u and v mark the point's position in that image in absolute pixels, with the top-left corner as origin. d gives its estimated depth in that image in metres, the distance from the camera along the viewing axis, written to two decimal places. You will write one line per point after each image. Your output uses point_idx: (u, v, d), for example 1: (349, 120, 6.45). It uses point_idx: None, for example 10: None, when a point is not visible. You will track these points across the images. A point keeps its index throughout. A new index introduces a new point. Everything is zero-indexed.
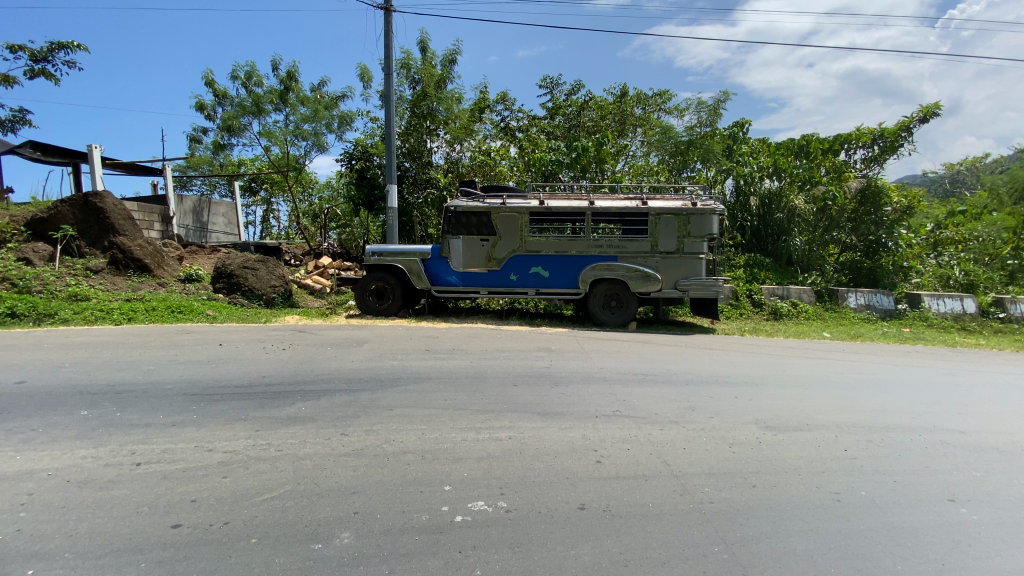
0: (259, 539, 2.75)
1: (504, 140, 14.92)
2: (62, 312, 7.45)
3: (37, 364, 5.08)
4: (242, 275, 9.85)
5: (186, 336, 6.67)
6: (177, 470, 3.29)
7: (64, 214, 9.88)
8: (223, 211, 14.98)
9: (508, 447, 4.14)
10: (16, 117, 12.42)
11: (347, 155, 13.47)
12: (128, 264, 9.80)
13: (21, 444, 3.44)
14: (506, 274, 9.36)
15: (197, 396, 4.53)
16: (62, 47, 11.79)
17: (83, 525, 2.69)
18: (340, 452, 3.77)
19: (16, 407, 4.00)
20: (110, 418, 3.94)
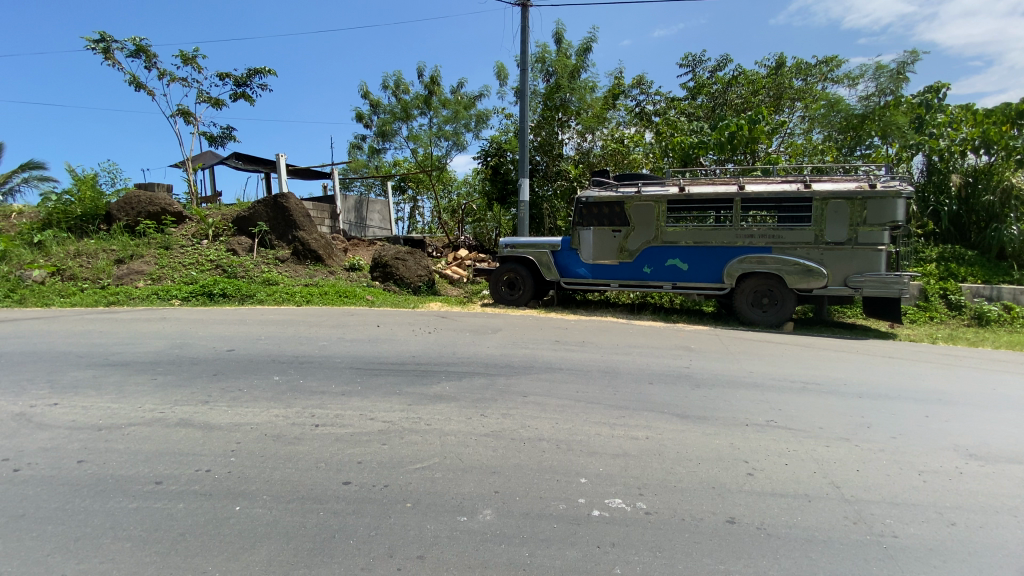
0: (413, 504, 2.98)
1: (640, 126, 14.33)
2: (258, 294, 8.96)
3: (242, 335, 6.16)
4: (394, 265, 10.86)
5: (350, 317, 7.57)
6: (346, 434, 3.73)
7: (260, 213, 11.84)
8: (377, 208, 16.70)
9: (646, 447, 3.95)
10: (225, 134, 15.20)
11: (483, 152, 14.05)
12: (307, 255, 11.45)
13: (233, 400, 4.18)
14: (640, 266, 8.97)
15: (360, 370, 5.10)
16: (257, 73, 14.06)
17: (277, 473, 3.16)
18: (481, 432, 3.94)
19: (229, 369, 4.89)
20: (295, 383, 4.61)
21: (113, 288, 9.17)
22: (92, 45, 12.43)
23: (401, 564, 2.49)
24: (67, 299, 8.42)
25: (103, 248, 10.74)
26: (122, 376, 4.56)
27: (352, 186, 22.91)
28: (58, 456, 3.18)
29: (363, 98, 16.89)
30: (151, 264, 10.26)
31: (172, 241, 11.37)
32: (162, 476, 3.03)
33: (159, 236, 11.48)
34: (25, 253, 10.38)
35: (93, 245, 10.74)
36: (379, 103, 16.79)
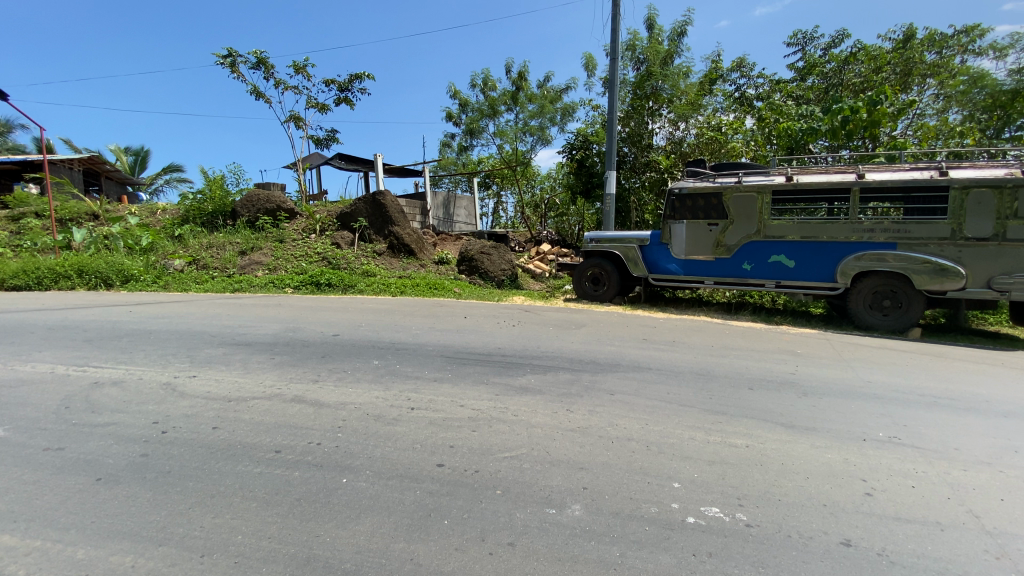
0: (502, 492, 3.03)
1: (739, 112, 13.42)
2: (358, 285, 9.63)
3: (344, 322, 6.65)
4: (480, 259, 11.12)
5: (439, 308, 7.87)
6: (439, 419, 3.88)
7: (359, 210, 12.68)
8: (464, 204, 17.19)
9: (745, 455, 3.70)
10: (329, 136, 16.43)
11: (568, 145, 13.91)
12: (400, 249, 12.11)
13: (338, 380, 4.52)
14: (737, 262, 8.42)
15: (450, 358, 5.29)
16: (357, 77, 15.01)
17: (378, 451, 3.37)
18: (569, 427, 3.91)
19: (334, 352, 5.29)
20: (392, 368, 4.89)
21: (237, 276, 10.30)
22: (222, 60, 13.96)
23: (493, 549, 2.53)
24: (200, 286, 9.60)
25: (229, 241, 12.09)
26: (246, 355, 5.10)
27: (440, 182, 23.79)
28: (197, 422, 3.62)
29: (453, 97, 17.43)
30: (267, 256, 11.39)
31: (285, 235, 12.53)
32: (279, 446, 3.34)
33: (274, 230, 12.71)
34: (169, 245, 11.95)
35: (220, 239, 12.14)
36: (467, 101, 17.24)
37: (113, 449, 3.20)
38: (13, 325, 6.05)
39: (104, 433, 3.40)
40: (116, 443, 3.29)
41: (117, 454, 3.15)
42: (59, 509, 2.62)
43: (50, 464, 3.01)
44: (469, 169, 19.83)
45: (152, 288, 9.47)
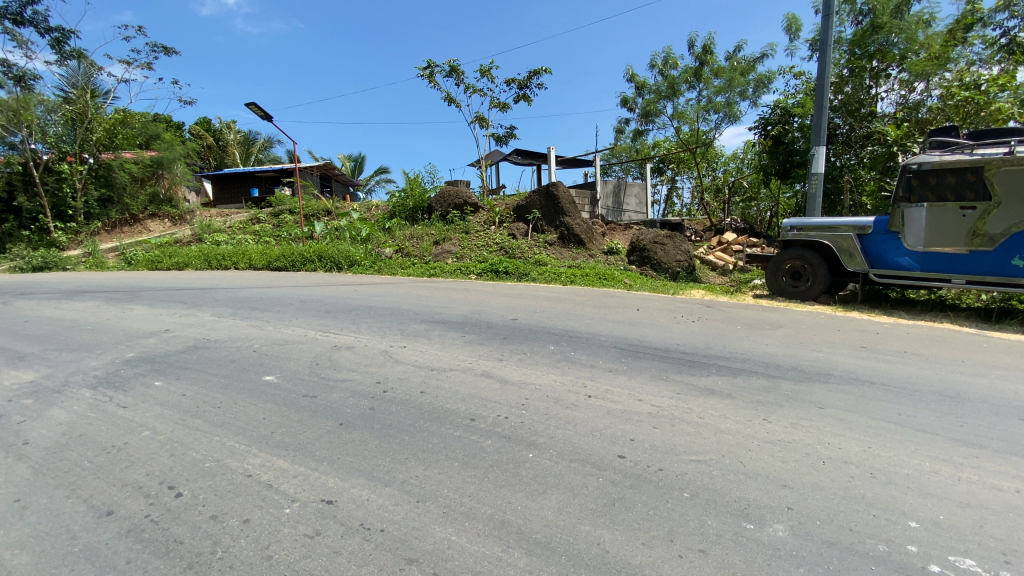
0: (690, 496, 2.85)
1: (1010, 61, 10.43)
2: (532, 273, 10.07)
3: (523, 307, 7.02)
4: (653, 249, 10.69)
5: (612, 299, 7.80)
6: (619, 410, 3.83)
7: (534, 201, 13.24)
8: (635, 192, 16.69)
9: (1018, 504, 2.86)
10: (508, 133, 17.43)
11: (762, 122, 12.46)
12: (571, 239, 12.35)
13: (520, 361, 4.79)
14: (1002, 257, 6.66)
15: (626, 350, 5.20)
16: (535, 73, 15.57)
17: (560, 433, 3.47)
18: (765, 438, 3.51)
19: (516, 336, 5.62)
20: (570, 355, 5.00)
21: (432, 263, 11.65)
22: (422, 71, 15.79)
23: (682, 551, 2.40)
24: (404, 270, 11.11)
25: (425, 232, 13.72)
26: (443, 332, 5.73)
27: (611, 170, 23.47)
28: (408, 386, 4.19)
29: (630, 81, 16.95)
30: (455, 245, 12.64)
31: (469, 227, 13.73)
32: (473, 416, 3.67)
33: (461, 223, 14.03)
34: (380, 236, 13.96)
35: (418, 230, 13.83)
36: (645, 83, 16.59)
37: (349, 402, 3.88)
38: (281, 297, 7.79)
39: (343, 387, 4.16)
40: (350, 396, 3.98)
41: (352, 406, 3.81)
42: (315, 444, 3.27)
43: (307, 408, 3.78)
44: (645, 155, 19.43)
45: (369, 272, 11.27)
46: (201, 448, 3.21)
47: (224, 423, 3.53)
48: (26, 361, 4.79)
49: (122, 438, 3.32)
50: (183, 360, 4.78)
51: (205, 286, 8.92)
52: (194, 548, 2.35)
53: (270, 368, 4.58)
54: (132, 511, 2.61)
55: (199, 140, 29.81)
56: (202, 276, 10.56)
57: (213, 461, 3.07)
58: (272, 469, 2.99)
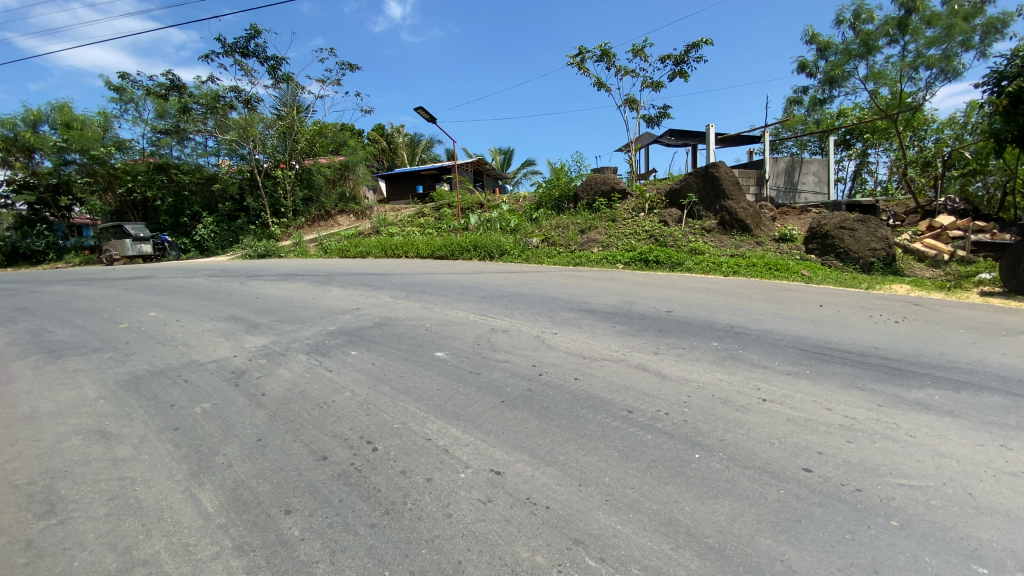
0: (900, 525, 2.41)
1: None
2: (687, 263, 9.48)
3: (679, 299, 6.64)
4: (839, 236, 9.33)
5: (785, 293, 6.97)
6: (801, 418, 3.41)
7: (690, 184, 12.51)
8: (814, 169, 14.62)
9: None
10: (660, 114, 16.57)
11: (995, 75, 9.84)
12: (733, 225, 11.40)
13: (680, 356, 4.55)
14: None
15: (807, 351, 4.60)
16: (693, 46, 14.50)
17: (730, 436, 3.21)
18: (1006, 469, 2.82)
19: (672, 328, 5.34)
20: (735, 352, 4.60)
21: (579, 251, 11.69)
22: (573, 59, 15.79)
23: None
24: (552, 259, 11.35)
25: (572, 222, 13.79)
26: (594, 320, 5.71)
27: (783, 147, 21.20)
28: (562, 371, 4.28)
29: (809, 43, 14.85)
30: (603, 234, 12.47)
31: (617, 215, 13.44)
32: (631, 408, 3.59)
33: (608, 211, 13.81)
34: (528, 226, 14.43)
35: (565, 220, 13.95)
36: (830, 44, 14.38)
37: (509, 381, 4.09)
38: (446, 282, 8.57)
39: (503, 367, 4.40)
40: (511, 376, 4.20)
41: (512, 385, 4.01)
42: (482, 417, 3.51)
43: (473, 384, 4.08)
44: (828, 127, 17.19)
45: (518, 261, 11.74)
46: (389, 411, 3.68)
47: (406, 391, 3.99)
48: (259, 329, 6.00)
49: (329, 396, 3.96)
50: (370, 334, 5.52)
51: (383, 272, 10.18)
52: (389, 496, 2.71)
53: (440, 346, 5.05)
54: (341, 458, 3.10)
55: (375, 145, 34.01)
56: (380, 263, 12.10)
57: (399, 423, 3.49)
58: (447, 436, 3.29)
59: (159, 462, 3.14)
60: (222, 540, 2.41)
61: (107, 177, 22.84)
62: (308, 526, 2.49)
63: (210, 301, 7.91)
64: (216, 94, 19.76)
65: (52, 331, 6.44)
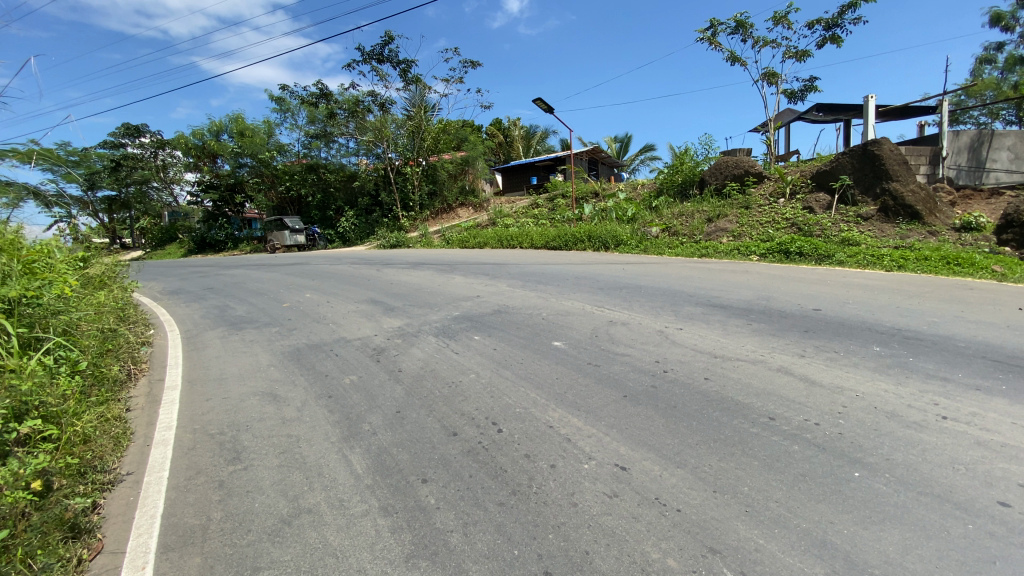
0: None
1: None
2: (837, 255, 8.38)
3: (826, 296, 5.89)
4: None
5: (969, 292, 5.82)
6: (996, 442, 2.83)
7: (844, 165, 11.14)
8: (1010, 142, 11.97)
9: None
10: (805, 87, 14.77)
11: None
12: (899, 212, 9.81)
13: (831, 360, 4.03)
14: None
15: (1002, 364, 3.79)
16: (850, 6, 12.64)
17: (898, 455, 2.76)
18: None
19: (820, 328, 4.76)
20: (903, 360, 3.95)
21: (705, 242, 10.95)
22: (703, 35, 14.72)
23: None
24: (674, 250, 10.79)
25: (698, 209, 12.95)
26: (724, 317, 5.31)
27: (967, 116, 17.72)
28: (690, 369, 4.04)
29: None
30: (733, 223, 11.53)
31: (751, 202, 12.35)
32: (773, 414, 3.27)
33: (741, 197, 12.75)
34: (647, 215, 13.86)
35: (689, 208, 13.14)
36: None
37: (632, 375, 3.97)
38: (562, 273, 8.60)
39: (626, 361, 4.28)
40: (633, 371, 4.07)
41: (634, 380, 3.90)
42: (606, 410, 3.46)
43: (593, 375, 4.03)
44: None
45: (635, 251, 11.35)
46: (512, 395, 3.78)
47: (528, 378, 4.07)
48: (394, 312, 6.54)
49: (457, 377, 4.19)
50: (491, 320, 5.74)
51: (500, 262, 10.49)
52: (515, 478, 2.78)
53: (559, 335, 5.06)
54: (469, 435, 3.26)
55: (493, 139, 35.13)
56: (498, 253, 12.53)
57: (521, 408, 3.57)
58: (570, 425, 3.30)
59: (317, 424, 3.59)
60: (370, 500, 2.68)
61: (270, 177, 26.59)
62: (442, 497, 2.66)
63: (352, 285, 8.84)
64: (356, 99, 21.70)
65: (233, 308, 7.69)
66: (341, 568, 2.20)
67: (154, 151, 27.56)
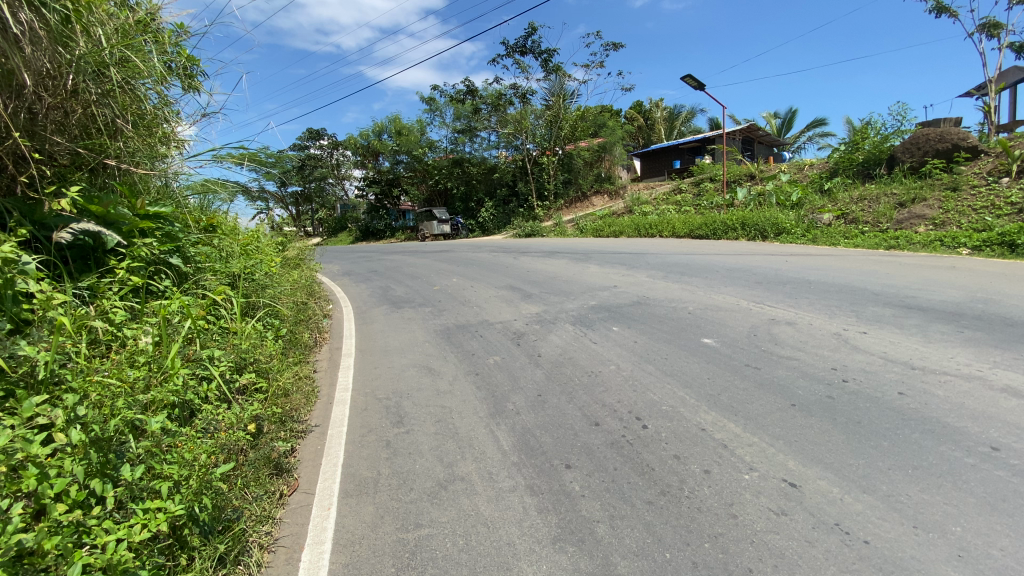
0: None
1: None
2: None
3: None
4: None
5: None
6: None
7: None
8: None
9: None
10: None
11: None
12: None
13: None
14: None
15: None
16: None
17: None
18: None
19: None
20: None
21: (893, 231, 9.25)
22: None
23: None
24: (851, 240, 9.30)
25: (883, 193, 10.99)
26: (922, 321, 4.42)
27: None
28: (876, 380, 3.43)
29: None
30: (933, 208, 9.56)
31: (961, 182, 10.11)
32: (998, 443, 2.62)
33: (947, 176, 10.53)
34: (816, 200, 12.15)
35: (872, 191, 11.22)
36: None
37: (799, 382, 3.51)
38: (710, 264, 7.95)
39: (791, 365, 3.80)
40: (801, 378, 3.58)
41: (803, 387, 3.44)
42: (768, 418, 3.11)
43: (751, 379, 3.65)
44: None
45: (798, 242, 10.06)
46: (657, 392, 3.60)
47: (675, 374, 3.84)
48: (533, 298, 6.69)
49: (598, 367, 4.12)
50: (632, 312, 5.54)
51: (640, 251, 10.09)
52: (665, 478, 2.64)
53: (709, 332, 4.68)
54: (612, 428, 3.18)
55: (633, 123, 33.84)
56: (637, 242, 12.08)
57: (668, 406, 3.38)
58: (725, 430, 3.03)
59: (466, 399, 3.82)
60: (517, 477, 2.76)
61: (422, 171, 29.04)
62: (587, 485, 2.64)
63: (493, 272, 9.24)
64: (499, 92, 22.63)
65: (393, 289, 8.57)
66: (492, 539, 2.30)
67: (331, 152, 31.92)
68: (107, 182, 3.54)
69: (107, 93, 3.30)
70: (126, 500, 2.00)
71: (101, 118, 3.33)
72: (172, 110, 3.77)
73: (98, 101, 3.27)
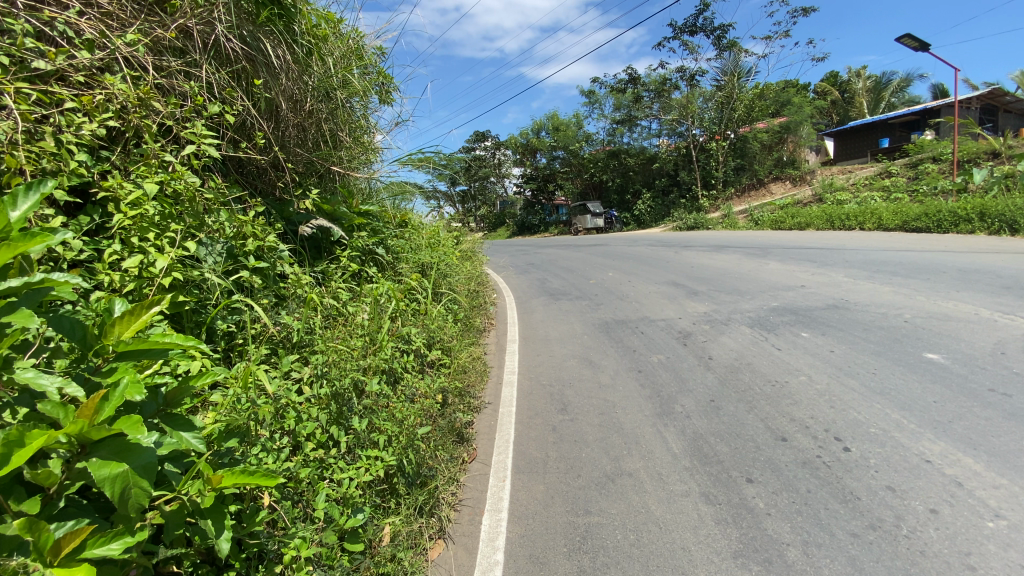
0: None
1: None
2: None
3: None
4: None
5: None
6: None
7: None
8: None
9: None
10: None
11: None
12: None
13: None
14: None
15: None
16: None
17: None
18: None
19: None
20: None
21: None
22: None
23: None
24: None
25: None
26: None
27: None
28: None
29: None
30: None
31: None
32: None
33: None
34: None
35: None
36: None
37: None
38: (930, 263, 6.54)
39: None
40: None
41: None
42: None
43: (998, 406, 2.91)
44: None
45: None
46: (861, 411, 3.09)
47: (884, 393, 3.25)
48: (700, 296, 6.27)
49: (783, 376, 3.69)
50: (823, 316, 4.83)
51: (831, 247, 8.75)
52: (874, 510, 2.26)
53: (932, 345, 3.85)
54: (803, 446, 2.83)
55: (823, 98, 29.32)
56: (826, 236, 10.45)
57: (878, 429, 2.88)
58: (960, 465, 2.47)
59: (631, 395, 3.76)
60: (690, 482, 2.63)
61: (578, 165, 29.19)
62: (773, 503, 2.39)
63: (654, 266, 8.90)
64: (663, 78, 21.55)
65: (551, 281, 8.83)
66: (665, 540, 2.24)
67: (494, 152, 33.96)
68: (333, 186, 4.28)
69: (333, 111, 4.00)
70: (354, 446, 2.43)
71: (329, 132, 4.05)
72: (373, 123, 4.48)
73: (327, 118, 3.97)
